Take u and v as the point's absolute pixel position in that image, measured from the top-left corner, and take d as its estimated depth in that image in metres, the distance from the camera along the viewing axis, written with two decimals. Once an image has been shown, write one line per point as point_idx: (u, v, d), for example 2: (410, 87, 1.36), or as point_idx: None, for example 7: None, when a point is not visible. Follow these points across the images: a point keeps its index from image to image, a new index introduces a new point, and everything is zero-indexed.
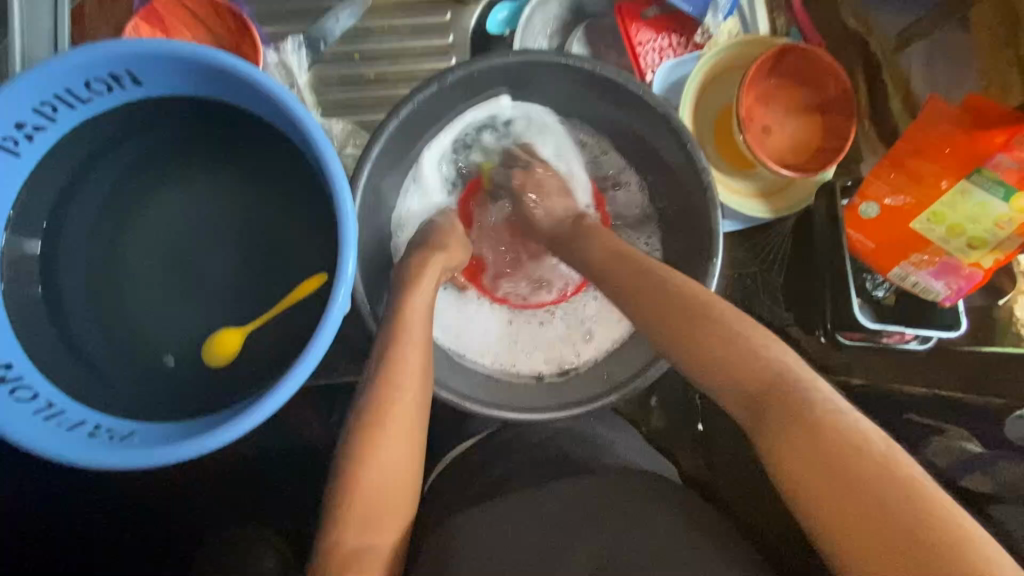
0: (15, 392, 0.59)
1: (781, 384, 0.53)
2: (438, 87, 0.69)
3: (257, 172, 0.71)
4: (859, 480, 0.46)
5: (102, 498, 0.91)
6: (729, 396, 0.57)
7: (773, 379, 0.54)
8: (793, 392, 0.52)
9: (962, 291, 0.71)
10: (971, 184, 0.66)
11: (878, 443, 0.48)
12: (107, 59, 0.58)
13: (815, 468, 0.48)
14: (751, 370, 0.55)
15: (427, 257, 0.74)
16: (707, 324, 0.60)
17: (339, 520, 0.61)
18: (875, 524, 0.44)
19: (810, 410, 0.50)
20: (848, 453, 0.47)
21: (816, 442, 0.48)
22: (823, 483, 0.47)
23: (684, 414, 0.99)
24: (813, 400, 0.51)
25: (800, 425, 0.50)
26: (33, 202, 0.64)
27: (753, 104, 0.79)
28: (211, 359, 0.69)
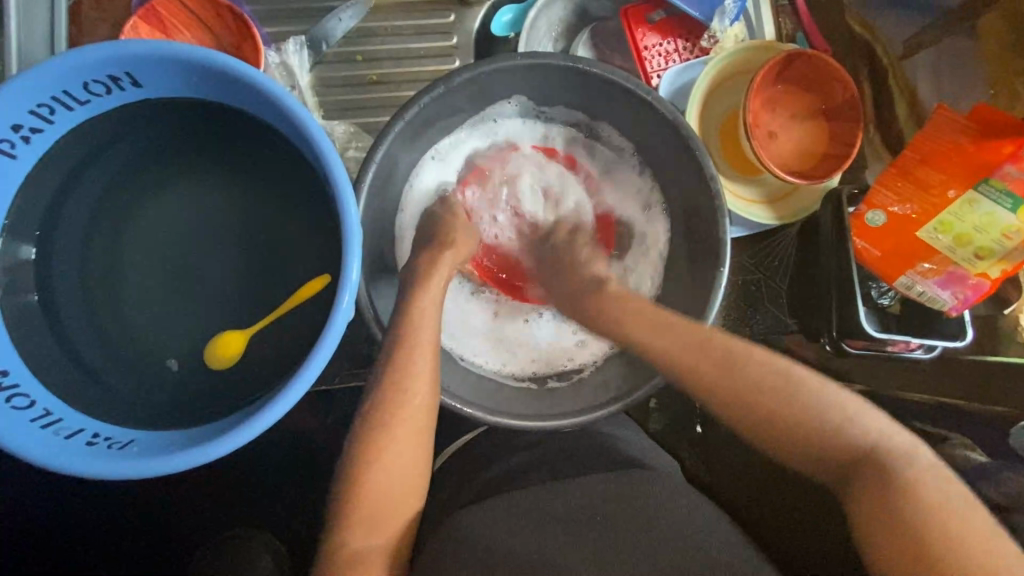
0: (12, 399, 0.58)
1: (859, 455, 0.62)
2: (444, 90, 0.68)
3: (259, 175, 0.70)
4: (934, 547, 0.55)
5: (99, 503, 0.90)
6: (804, 458, 0.65)
7: (855, 453, 0.63)
8: (871, 464, 0.61)
9: (969, 300, 0.70)
10: (978, 193, 0.66)
11: (954, 509, 0.57)
12: (105, 60, 0.57)
13: (900, 541, 0.57)
14: (823, 444, 0.64)
15: (435, 258, 0.73)
16: (774, 398, 0.65)
17: (350, 522, 0.63)
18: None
19: (890, 483, 0.59)
20: (922, 528, 0.56)
21: (898, 515, 0.57)
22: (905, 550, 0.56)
23: (685, 414, 0.98)
24: (893, 473, 0.60)
25: (878, 498, 0.59)
26: (29, 205, 0.63)
27: (760, 109, 0.79)
28: (213, 363, 0.68)
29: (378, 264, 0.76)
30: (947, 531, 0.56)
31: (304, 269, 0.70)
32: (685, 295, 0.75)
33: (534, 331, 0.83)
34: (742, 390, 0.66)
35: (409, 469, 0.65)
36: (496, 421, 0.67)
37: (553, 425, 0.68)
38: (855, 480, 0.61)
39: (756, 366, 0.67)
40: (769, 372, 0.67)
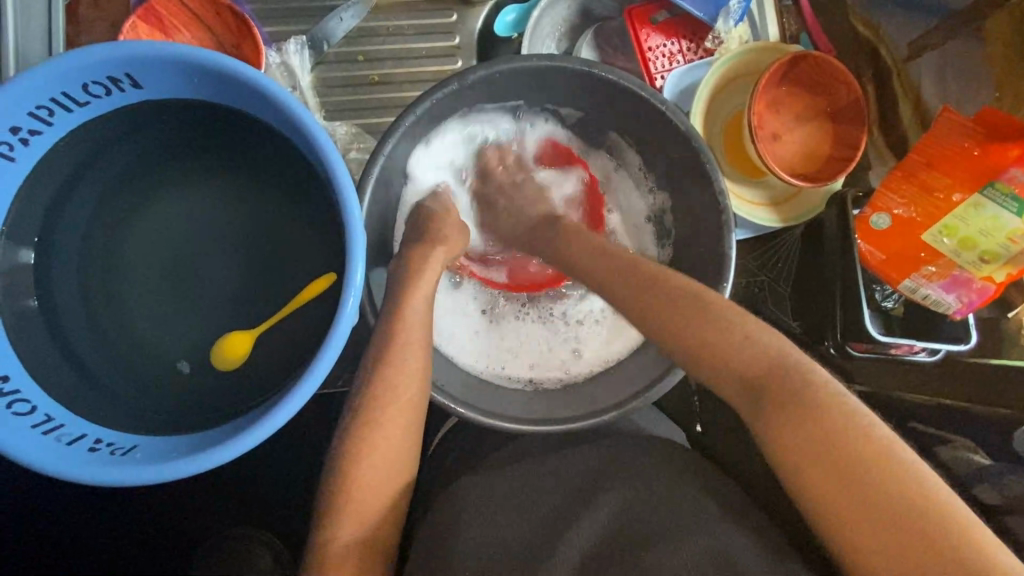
0: (13, 405, 0.57)
1: (776, 381, 0.58)
2: (458, 86, 0.67)
3: (261, 177, 0.69)
4: (855, 471, 0.52)
5: (98, 506, 0.90)
6: (728, 390, 0.61)
7: (781, 382, 0.58)
8: (796, 388, 0.57)
9: (974, 304, 0.69)
10: (984, 198, 0.66)
11: (873, 435, 0.54)
12: (106, 61, 0.56)
13: (824, 467, 0.53)
14: (749, 376, 0.60)
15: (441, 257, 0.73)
16: (703, 330, 0.62)
17: (335, 519, 0.61)
18: (873, 513, 0.50)
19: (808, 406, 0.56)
20: (845, 449, 0.53)
21: (822, 441, 0.54)
22: (830, 477, 0.53)
23: (682, 416, 0.91)
24: (812, 397, 0.56)
25: (798, 422, 0.56)
26: (28, 208, 0.62)
27: (764, 111, 0.79)
28: (218, 362, 0.67)
29: (381, 267, 0.76)
30: (872, 452, 0.52)
31: (306, 272, 0.69)
32: None
33: (521, 336, 0.81)
34: (678, 319, 0.63)
35: (394, 462, 0.64)
36: (494, 423, 0.67)
37: (549, 428, 0.68)
38: (770, 404, 0.58)
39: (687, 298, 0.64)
40: (691, 300, 0.64)
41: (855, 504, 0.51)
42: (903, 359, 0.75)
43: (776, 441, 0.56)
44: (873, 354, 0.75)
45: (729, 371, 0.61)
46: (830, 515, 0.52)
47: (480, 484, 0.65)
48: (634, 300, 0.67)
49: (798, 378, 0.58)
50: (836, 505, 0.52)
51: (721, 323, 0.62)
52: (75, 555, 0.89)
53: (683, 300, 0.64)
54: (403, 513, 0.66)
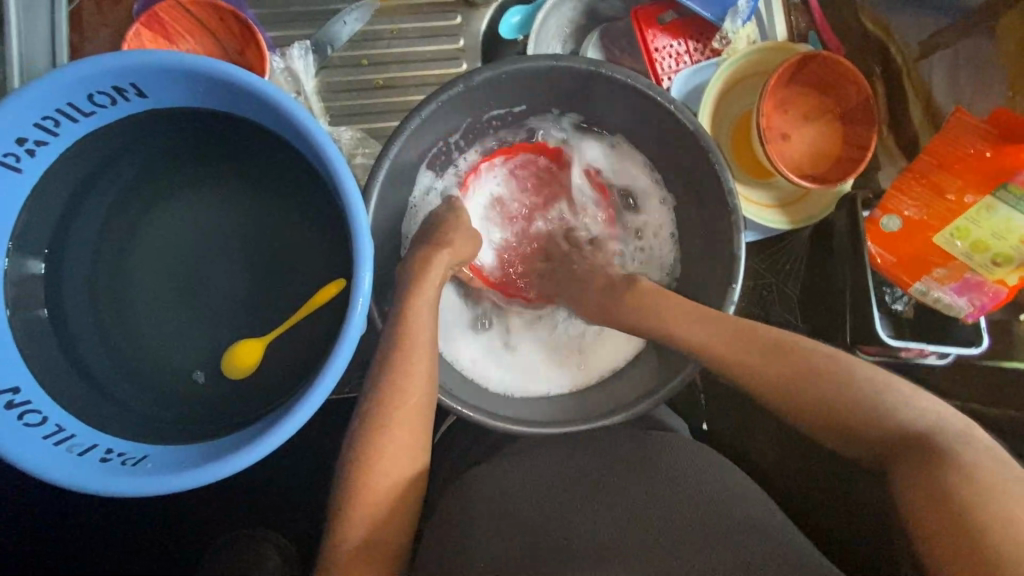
0: (24, 416, 0.58)
1: (882, 415, 0.59)
2: (464, 87, 0.66)
3: (267, 185, 0.69)
4: (970, 507, 0.50)
5: (110, 512, 0.90)
6: (825, 424, 0.62)
7: (891, 421, 0.59)
8: (880, 408, 0.60)
9: (985, 308, 0.69)
10: (996, 199, 0.65)
11: (995, 473, 0.52)
12: (112, 72, 0.56)
13: (936, 498, 0.52)
14: (853, 411, 0.60)
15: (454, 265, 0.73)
16: (801, 361, 0.64)
17: (346, 527, 0.61)
18: (989, 548, 0.48)
19: (918, 442, 0.56)
20: (960, 482, 0.52)
21: (933, 475, 0.53)
22: (941, 508, 0.51)
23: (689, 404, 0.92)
24: (924, 434, 0.57)
25: (907, 457, 0.56)
26: (36, 219, 0.62)
27: (773, 111, 0.78)
28: (232, 371, 0.67)
29: (388, 274, 0.76)
30: (994, 491, 0.50)
31: (313, 280, 0.69)
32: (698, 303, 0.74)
33: (529, 341, 0.82)
34: (766, 350, 0.65)
35: (403, 470, 0.64)
36: (499, 426, 0.67)
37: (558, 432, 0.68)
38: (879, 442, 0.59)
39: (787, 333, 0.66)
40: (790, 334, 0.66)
41: (966, 536, 0.49)
42: (913, 362, 0.74)
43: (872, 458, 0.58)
44: (883, 357, 0.75)
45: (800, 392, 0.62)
46: (942, 547, 0.50)
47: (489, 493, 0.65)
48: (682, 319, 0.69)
49: (904, 420, 0.58)
50: (946, 535, 0.50)
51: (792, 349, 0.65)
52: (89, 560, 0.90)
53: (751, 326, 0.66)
54: (411, 519, 0.66)
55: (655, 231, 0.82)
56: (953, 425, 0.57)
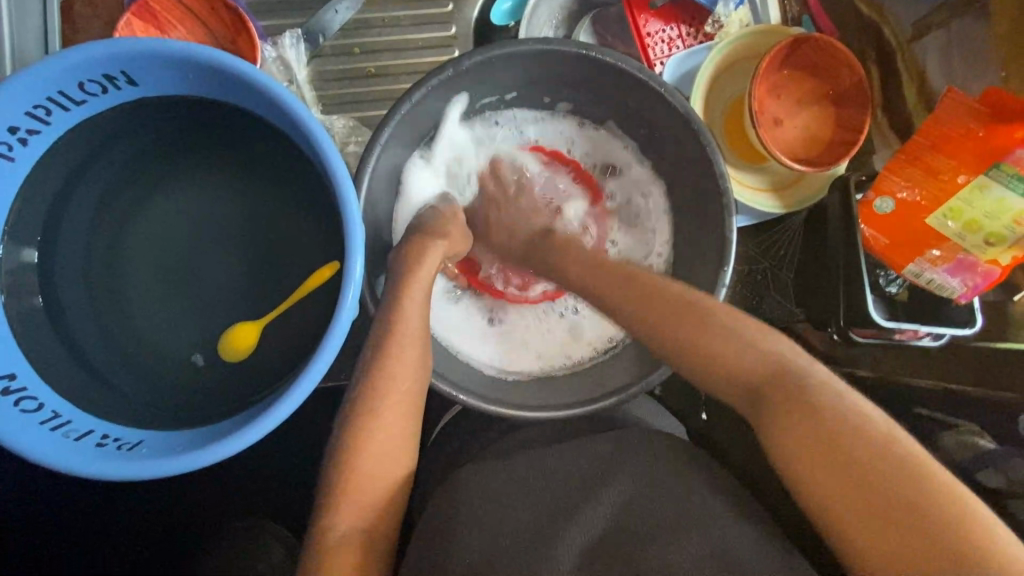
0: (20, 403, 0.58)
1: (752, 372, 0.61)
2: (454, 72, 0.66)
3: (260, 173, 0.69)
4: (847, 453, 0.53)
5: (108, 501, 0.91)
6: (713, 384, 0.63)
7: (768, 377, 0.60)
8: (791, 387, 0.58)
9: (979, 287, 0.68)
10: (990, 179, 0.65)
11: (860, 413, 0.55)
12: (101, 59, 0.56)
13: (818, 449, 0.54)
14: (734, 371, 0.62)
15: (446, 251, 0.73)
16: (676, 326, 0.64)
17: (340, 511, 0.62)
18: (874, 492, 0.51)
19: (792, 393, 0.58)
20: (839, 429, 0.54)
21: (815, 426, 0.55)
22: (825, 457, 0.54)
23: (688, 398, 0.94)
24: (795, 384, 0.58)
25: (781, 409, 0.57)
26: (29, 208, 0.63)
27: (765, 96, 0.77)
28: (225, 351, 0.68)
29: (382, 261, 0.76)
30: (864, 432, 0.53)
31: (306, 267, 0.70)
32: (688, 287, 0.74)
33: (521, 327, 0.82)
34: (650, 317, 0.66)
35: (396, 454, 0.64)
36: (489, 408, 0.67)
37: (551, 416, 0.68)
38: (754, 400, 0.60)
39: (670, 295, 0.66)
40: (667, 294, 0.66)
41: (852, 484, 0.52)
42: (907, 344, 0.74)
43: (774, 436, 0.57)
44: (877, 339, 0.75)
45: (715, 365, 0.62)
46: (831, 498, 0.53)
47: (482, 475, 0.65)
48: (618, 295, 0.68)
49: (781, 373, 0.60)
50: (833, 486, 0.53)
51: (711, 322, 0.64)
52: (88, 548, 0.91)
53: (648, 293, 0.67)
54: (405, 502, 0.67)
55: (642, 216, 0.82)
56: (815, 371, 0.59)
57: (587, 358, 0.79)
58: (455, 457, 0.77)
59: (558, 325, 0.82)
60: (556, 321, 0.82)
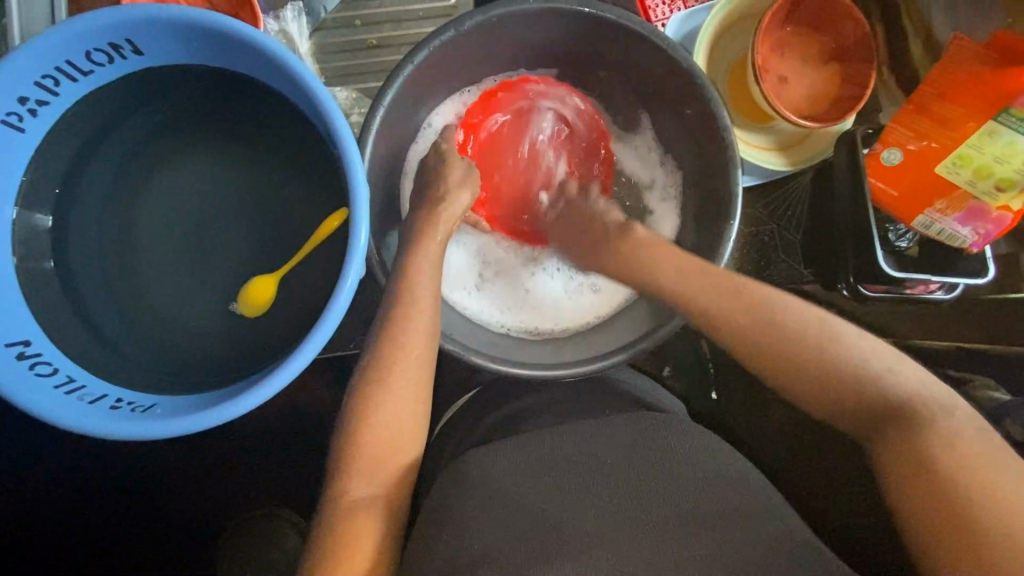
0: (35, 367, 0.59)
1: (911, 415, 0.58)
2: (456, 33, 0.67)
3: (266, 139, 0.69)
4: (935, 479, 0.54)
5: (129, 474, 0.94)
6: (845, 418, 0.62)
7: (845, 370, 0.61)
8: (803, 335, 0.62)
9: (990, 235, 0.69)
10: (999, 124, 0.64)
11: (976, 467, 0.53)
12: (107, 27, 0.57)
13: (927, 504, 0.53)
14: (839, 375, 0.61)
15: (445, 212, 0.72)
16: (805, 348, 0.62)
17: (348, 467, 0.62)
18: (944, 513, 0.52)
19: (933, 450, 0.55)
20: (964, 501, 0.52)
21: (933, 492, 0.53)
22: (910, 485, 0.55)
23: (700, 378, 0.96)
24: (943, 445, 0.55)
25: (910, 458, 0.56)
26: (40, 178, 0.64)
27: (769, 54, 0.77)
28: (255, 314, 0.69)
29: (391, 229, 0.76)
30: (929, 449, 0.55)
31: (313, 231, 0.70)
32: (697, 246, 0.74)
33: (540, 279, 0.82)
34: (777, 344, 0.63)
35: (405, 416, 0.64)
36: (496, 368, 0.68)
37: (561, 373, 0.68)
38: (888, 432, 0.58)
39: (820, 339, 0.62)
40: (822, 329, 0.63)
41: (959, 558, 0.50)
42: (919, 298, 0.74)
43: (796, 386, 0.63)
44: (888, 294, 0.75)
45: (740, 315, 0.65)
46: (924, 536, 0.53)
47: (490, 450, 0.64)
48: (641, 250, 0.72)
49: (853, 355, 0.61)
50: (932, 531, 0.53)
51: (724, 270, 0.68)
52: (113, 521, 0.94)
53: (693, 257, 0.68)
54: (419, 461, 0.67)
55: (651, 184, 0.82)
56: (936, 405, 0.58)
57: (588, 322, 0.79)
58: (465, 424, 0.78)
59: (567, 282, 0.82)
60: (573, 277, 0.82)
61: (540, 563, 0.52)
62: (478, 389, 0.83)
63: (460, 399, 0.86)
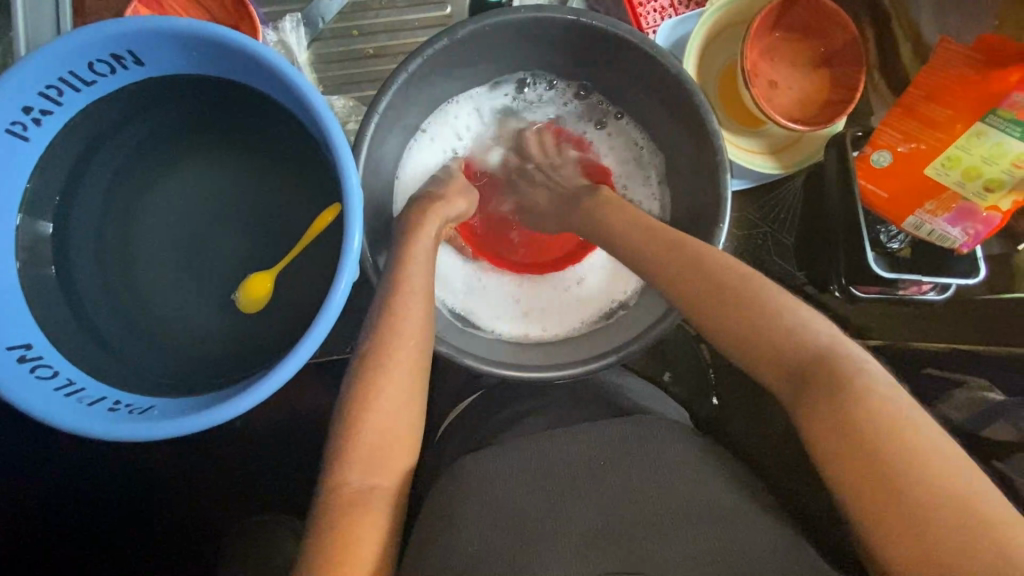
0: (36, 370, 0.60)
1: (825, 361, 0.57)
2: (448, 42, 0.68)
3: (264, 146, 0.71)
4: (894, 461, 0.50)
5: (122, 476, 0.94)
6: (769, 370, 0.60)
7: (786, 333, 0.59)
8: (748, 295, 0.62)
9: (980, 236, 0.69)
10: (987, 125, 0.65)
11: (933, 443, 0.51)
12: (110, 38, 0.58)
13: (853, 460, 0.51)
14: (780, 344, 0.59)
15: (428, 208, 0.73)
16: (756, 315, 0.61)
17: (349, 460, 0.62)
18: (904, 499, 0.48)
19: (853, 406, 0.53)
20: (884, 448, 0.50)
21: (884, 475, 0.50)
22: (859, 470, 0.51)
23: (698, 382, 0.98)
24: (870, 399, 0.53)
25: (853, 433, 0.52)
26: (41, 185, 0.65)
27: (758, 59, 0.78)
28: (251, 308, 0.70)
29: (388, 234, 0.77)
30: (881, 420, 0.52)
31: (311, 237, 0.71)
32: None
33: (525, 293, 0.84)
34: (726, 310, 0.62)
35: (402, 418, 0.65)
36: (489, 370, 0.68)
37: (553, 375, 0.69)
38: (811, 381, 0.56)
39: (736, 291, 0.62)
40: (760, 295, 0.62)
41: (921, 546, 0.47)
42: (911, 299, 0.74)
43: (746, 354, 0.62)
44: (881, 294, 0.75)
45: (692, 287, 0.64)
46: (872, 522, 0.50)
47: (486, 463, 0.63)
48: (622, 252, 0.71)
49: (793, 321, 0.60)
50: (882, 517, 0.49)
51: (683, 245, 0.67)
52: (113, 526, 0.94)
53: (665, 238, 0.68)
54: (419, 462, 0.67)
55: (633, 168, 0.84)
56: (884, 375, 0.55)
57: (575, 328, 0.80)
58: (462, 429, 0.79)
59: (552, 294, 0.84)
60: (559, 290, 0.84)
61: None
62: (477, 394, 0.84)
63: (459, 403, 0.87)
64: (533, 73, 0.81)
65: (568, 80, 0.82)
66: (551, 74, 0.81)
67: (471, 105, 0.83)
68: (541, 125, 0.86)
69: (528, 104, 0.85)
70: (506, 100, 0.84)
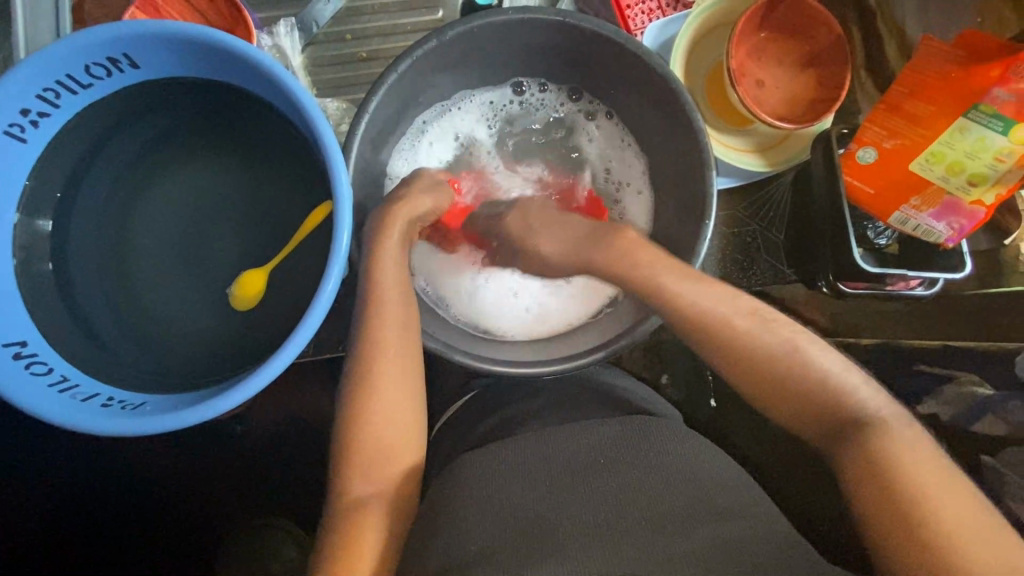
0: (31, 366, 0.61)
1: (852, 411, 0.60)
2: (438, 43, 0.69)
3: (257, 147, 0.72)
4: (921, 510, 0.53)
5: (121, 478, 0.95)
6: (796, 413, 0.63)
7: (811, 378, 0.62)
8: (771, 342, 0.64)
9: (964, 231, 0.70)
10: (968, 121, 0.65)
11: (955, 491, 0.53)
12: (105, 42, 0.59)
13: (883, 507, 0.54)
14: (806, 388, 0.62)
15: (404, 203, 0.72)
16: (778, 359, 0.63)
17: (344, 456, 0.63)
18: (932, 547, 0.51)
19: (878, 450, 0.57)
20: (907, 493, 0.54)
21: (912, 524, 0.52)
22: (889, 518, 0.54)
23: (697, 384, 0.99)
24: (891, 443, 0.57)
25: (882, 482, 0.55)
26: (40, 185, 0.66)
27: (744, 59, 0.79)
28: (243, 305, 0.71)
29: None
30: (908, 471, 0.55)
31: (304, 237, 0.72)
32: (677, 244, 0.75)
33: (510, 291, 0.84)
34: (749, 353, 0.64)
35: (400, 417, 0.67)
36: (479, 367, 0.68)
37: (541, 371, 0.69)
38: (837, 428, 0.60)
39: (760, 336, 0.64)
40: (786, 342, 0.64)
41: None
42: (899, 295, 0.75)
43: (771, 398, 0.64)
44: (870, 290, 0.75)
45: (710, 327, 0.66)
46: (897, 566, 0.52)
47: (481, 459, 0.64)
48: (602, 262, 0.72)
49: (812, 364, 0.63)
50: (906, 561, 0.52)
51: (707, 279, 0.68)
52: (111, 528, 0.95)
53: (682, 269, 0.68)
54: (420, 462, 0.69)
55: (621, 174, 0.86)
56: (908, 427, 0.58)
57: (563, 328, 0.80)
58: (457, 427, 0.79)
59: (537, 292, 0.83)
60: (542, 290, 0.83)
61: (532, 563, 0.51)
62: (472, 393, 0.84)
63: (455, 402, 0.88)
64: (524, 78, 0.83)
65: (559, 83, 0.83)
66: (542, 78, 0.83)
67: (465, 109, 0.85)
68: (530, 128, 0.88)
69: (519, 108, 0.86)
70: (498, 103, 0.85)
